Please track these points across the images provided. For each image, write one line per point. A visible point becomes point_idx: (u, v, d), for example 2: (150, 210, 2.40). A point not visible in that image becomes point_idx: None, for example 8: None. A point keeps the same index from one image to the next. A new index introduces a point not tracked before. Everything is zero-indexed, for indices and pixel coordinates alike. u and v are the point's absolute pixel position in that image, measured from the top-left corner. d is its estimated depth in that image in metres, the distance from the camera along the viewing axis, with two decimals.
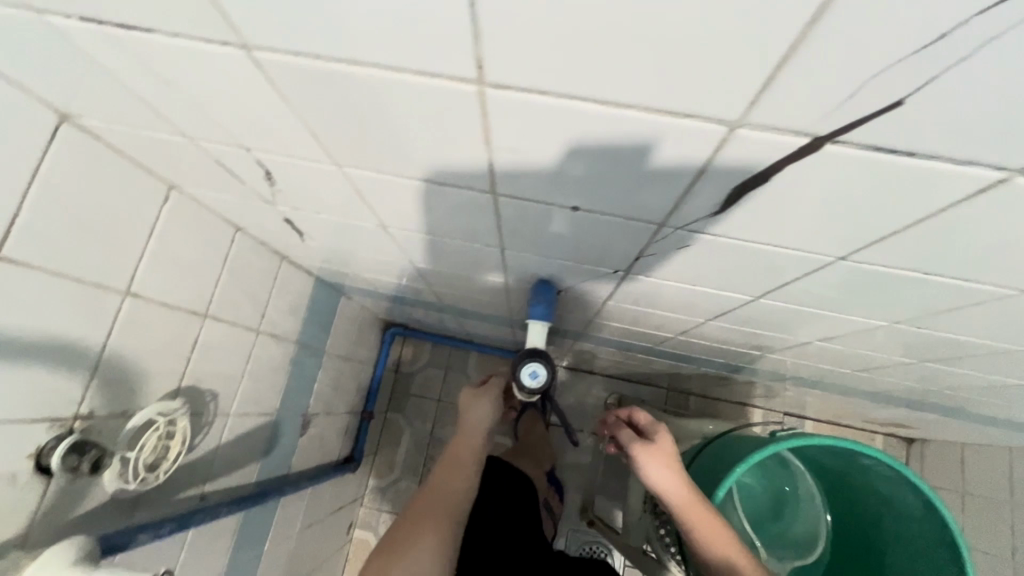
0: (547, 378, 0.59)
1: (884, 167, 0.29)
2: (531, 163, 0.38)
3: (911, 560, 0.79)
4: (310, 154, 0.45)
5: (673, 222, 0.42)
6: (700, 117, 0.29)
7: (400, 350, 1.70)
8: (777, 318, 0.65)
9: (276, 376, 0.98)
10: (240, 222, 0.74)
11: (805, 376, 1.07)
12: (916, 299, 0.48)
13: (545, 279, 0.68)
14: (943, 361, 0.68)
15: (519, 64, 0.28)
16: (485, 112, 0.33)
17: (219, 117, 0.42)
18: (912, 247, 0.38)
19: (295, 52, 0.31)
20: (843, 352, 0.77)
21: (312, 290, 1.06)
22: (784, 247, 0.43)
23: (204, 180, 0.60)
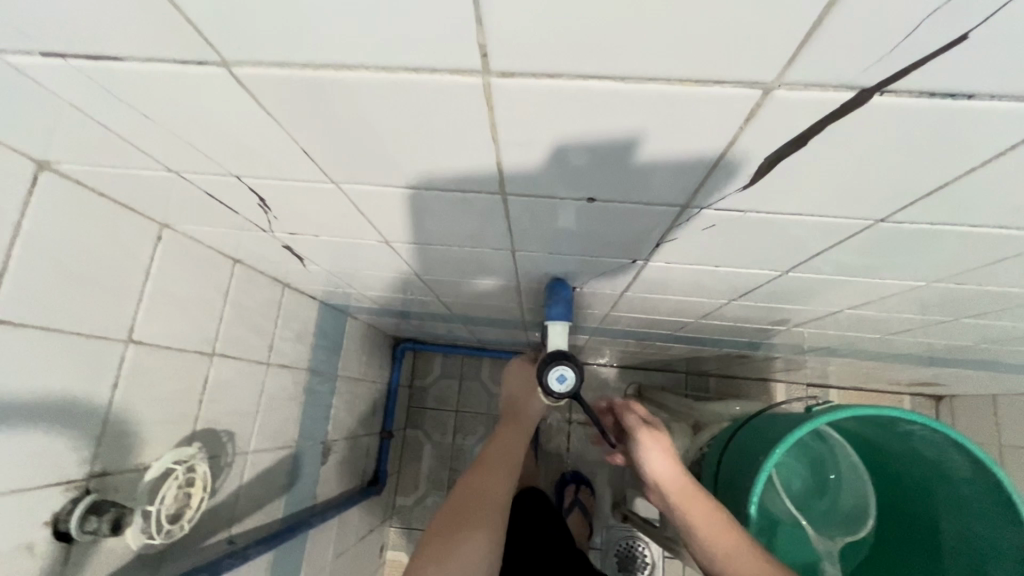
0: (575, 381, 0.56)
1: (938, 116, 0.27)
2: (543, 157, 0.35)
3: (965, 522, 0.77)
4: (304, 175, 0.42)
5: (698, 203, 0.40)
6: (731, 83, 0.26)
7: (412, 365, 1.67)
8: (805, 291, 0.63)
9: (291, 407, 0.96)
10: (238, 254, 0.72)
11: (829, 346, 1.04)
12: (960, 254, 0.45)
13: (559, 278, 0.66)
14: (980, 315, 0.66)
15: (528, 48, 0.25)
16: (491, 106, 0.30)
17: (205, 146, 0.40)
18: (959, 201, 0.36)
19: (280, 64, 0.28)
20: (873, 317, 0.74)
21: (317, 315, 1.03)
22: (818, 216, 0.40)
23: (197, 215, 0.57)
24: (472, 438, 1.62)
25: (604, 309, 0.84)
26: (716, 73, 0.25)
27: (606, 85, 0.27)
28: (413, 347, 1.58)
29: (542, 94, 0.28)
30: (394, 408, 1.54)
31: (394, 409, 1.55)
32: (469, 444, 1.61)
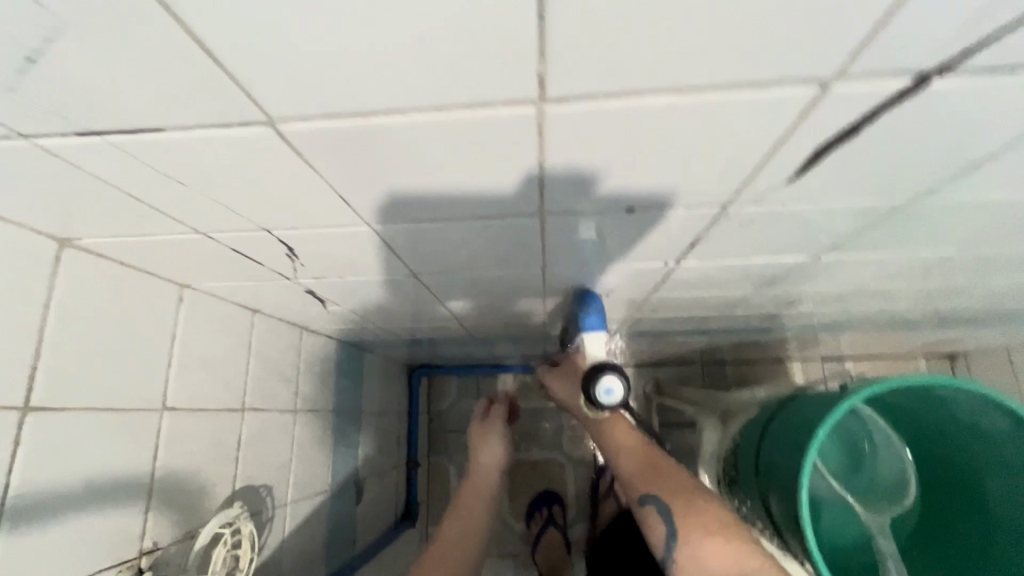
0: (623, 392, 0.56)
1: (997, 89, 0.27)
2: (583, 175, 0.35)
3: (1009, 486, 0.76)
4: (337, 220, 0.42)
5: (739, 200, 0.39)
6: (789, 81, 0.26)
7: (429, 390, 1.66)
8: (833, 272, 0.63)
9: (321, 451, 0.94)
10: (256, 304, 0.71)
11: (850, 320, 1.04)
12: (1001, 218, 0.45)
13: (588, 289, 0.65)
14: (1007, 273, 0.66)
15: (586, 71, 0.25)
16: (540, 133, 0.30)
17: (238, 205, 0.39)
18: (1007, 168, 0.35)
19: (326, 115, 0.28)
20: (898, 288, 0.74)
21: (336, 354, 1.02)
22: (859, 199, 0.40)
23: (219, 272, 0.56)
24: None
25: (628, 312, 0.83)
26: (776, 73, 0.25)
27: (663, 98, 0.27)
28: (428, 372, 1.56)
29: (593, 116, 0.28)
30: (416, 436, 1.52)
31: (416, 437, 1.53)
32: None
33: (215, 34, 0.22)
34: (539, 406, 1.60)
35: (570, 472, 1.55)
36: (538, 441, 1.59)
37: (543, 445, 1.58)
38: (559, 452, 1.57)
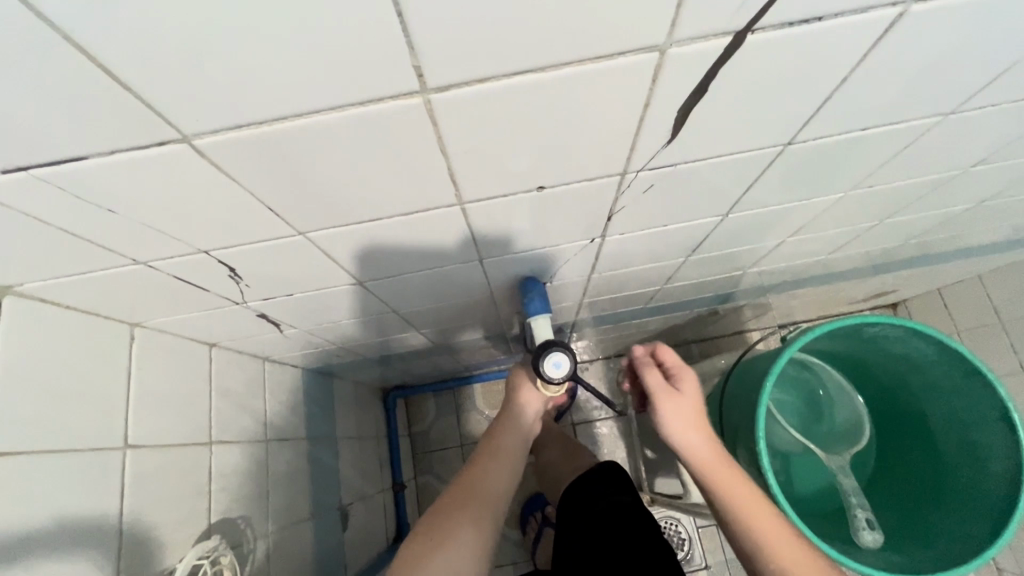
0: (571, 363, 0.60)
1: (804, 40, 0.32)
2: (487, 160, 0.39)
3: (949, 403, 0.88)
4: (271, 232, 0.44)
5: (633, 167, 0.44)
6: (632, 51, 0.31)
7: (406, 412, 1.66)
8: (746, 230, 0.69)
9: (299, 479, 0.94)
10: (211, 337, 0.72)
11: (787, 280, 1.11)
12: (864, 156, 0.51)
13: (531, 276, 0.69)
14: (899, 211, 0.74)
15: (458, 62, 0.29)
16: (435, 122, 0.33)
17: (170, 228, 0.41)
18: (846, 109, 0.41)
19: (237, 126, 0.31)
20: (811, 240, 0.81)
21: (302, 382, 1.02)
22: (735, 153, 0.45)
23: (166, 305, 0.57)
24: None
25: (576, 297, 0.88)
26: (619, 45, 0.30)
27: (532, 78, 0.31)
28: (403, 393, 1.57)
29: (476, 101, 0.32)
30: (399, 458, 1.52)
31: (399, 459, 1.52)
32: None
33: (121, 60, 0.25)
34: None
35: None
36: None
37: None
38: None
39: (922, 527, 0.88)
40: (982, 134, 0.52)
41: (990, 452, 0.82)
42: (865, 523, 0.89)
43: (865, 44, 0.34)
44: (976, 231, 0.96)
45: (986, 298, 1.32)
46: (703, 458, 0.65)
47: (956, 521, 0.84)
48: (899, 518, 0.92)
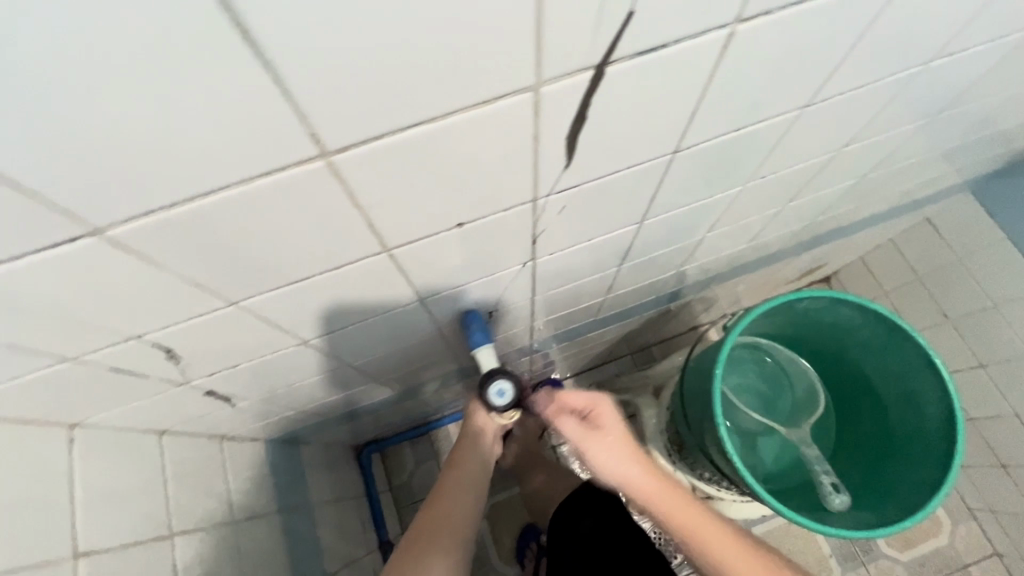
0: (512, 392, 0.74)
1: (650, 64, 0.40)
2: (482, 178, 0.45)
3: (885, 362, 1.02)
4: (303, 272, 0.49)
5: (608, 161, 0.50)
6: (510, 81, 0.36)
7: (384, 464, 1.50)
8: (686, 227, 0.77)
9: (278, 560, 0.81)
10: (163, 423, 0.66)
11: (719, 273, 1.23)
12: (812, 113, 0.58)
13: (469, 310, 0.73)
14: (802, 194, 0.86)
15: (468, 49, 0.32)
16: (454, 114, 0.37)
17: (167, 195, 0.34)
18: (747, 103, 0.50)
19: (287, 126, 0.33)
20: (728, 236, 0.94)
21: (268, 453, 0.91)
22: (702, 136, 0.53)
23: (128, 308, 0.45)
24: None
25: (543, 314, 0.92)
26: (495, 92, 0.37)
27: (491, 87, 0.36)
28: (378, 447, 1.44)
29: (488, 108, 0.38)
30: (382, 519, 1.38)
31: (383, 521, 1.38)
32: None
33: None
34: None
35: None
36: None
37: None
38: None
39: (887, 478, 1.00)
40: (866, 113, 0.64)
41: (926, 398, 0.96)
42: (832, 488, 1.01)
43: (743, 50, 0.43)
44: (867, 205, 1.14)
45: (904, 257, 1.43)
46: (647, 493, 0.67)
47: (914, 468, 0.96)
48: (863, 482, 1.04)
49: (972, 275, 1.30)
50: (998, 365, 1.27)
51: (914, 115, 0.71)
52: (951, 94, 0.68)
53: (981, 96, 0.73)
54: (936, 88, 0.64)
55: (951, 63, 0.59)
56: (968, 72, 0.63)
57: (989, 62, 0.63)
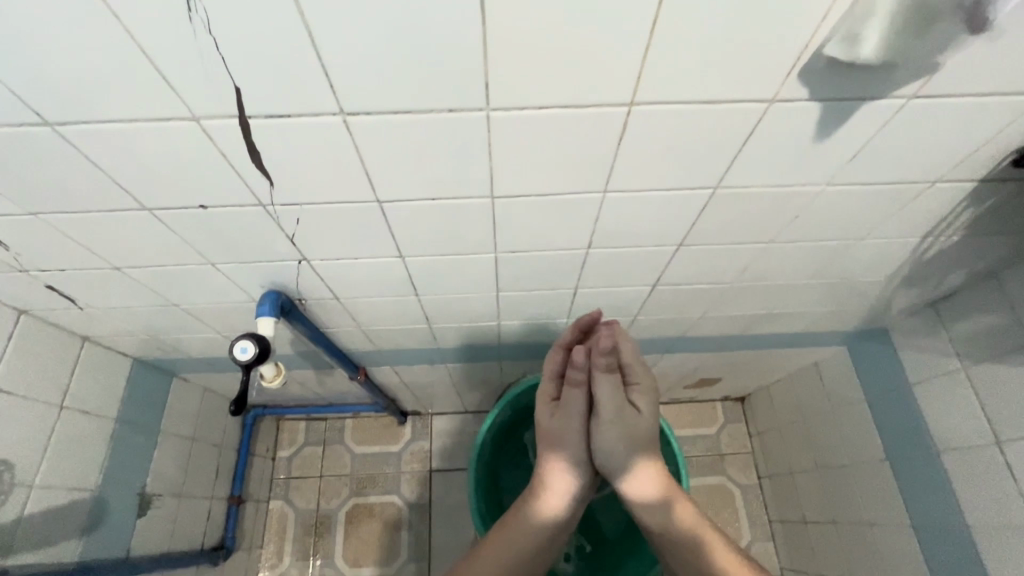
0: (257, 350, 0.64)
1: (402, 124, 0.45)
2: (286, 150, 0.47)
3: None
4: (135, 120, 0.44)
5: (407, 182, 0.52)
6: (303, 109, 0.43)
7: (277, 433, 1.58)
8: (552, 284, 0.76)
9: (92, 454, 0.89)
10: (85, 329, 0.87)
11: (696, 361, 1.19)
12: (818, 164, 0.53)
13: (276, 286, 0.74)
14: (822, 273, 0.77)
15: (219, 100, 0.42)
16: (250, 138, 0.46)
17: (97, 151, 0.47)
18: (590, 142, 0.48)
19: (101, 122, 0.44)
20: (581, 309, 0.87)
21: (135, 371, 1.01)
22: (543, 173, 0.52)
23: (44, 232, 0.59)
24: (338, 501, 1.51)
25: (422, 325, 0.90)
26: (287, 109, 0.43)
27: (273, 108, 0.43)
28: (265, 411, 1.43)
29: (268, 120, 0.44)
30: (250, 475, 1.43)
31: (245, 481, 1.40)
32: (334, 508, 1.50)
33: None
34: (384, 449, 1.57)
35: (406, 514, 1.50)
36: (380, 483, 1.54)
37: (383, 487, 1.53)
38: (397, 493, 1.52)
39: None
40: (770, 211, 0.60)
41: None
42: None
43: (481, 84, 0.41)
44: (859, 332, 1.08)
45: None
46: None
47: None
48: None
49: (836, 425, 1.17)
50: (850, 528, 1.15)
51: (820, 233, 0.66)
52: (879, 210, 0.61)
53: (927, 224, 0.65)
54: (849, 196, 0.58)
55: (856, 154, 0.52)
56: (886, 175, 0.55)
57: (905, 193, 0.58)
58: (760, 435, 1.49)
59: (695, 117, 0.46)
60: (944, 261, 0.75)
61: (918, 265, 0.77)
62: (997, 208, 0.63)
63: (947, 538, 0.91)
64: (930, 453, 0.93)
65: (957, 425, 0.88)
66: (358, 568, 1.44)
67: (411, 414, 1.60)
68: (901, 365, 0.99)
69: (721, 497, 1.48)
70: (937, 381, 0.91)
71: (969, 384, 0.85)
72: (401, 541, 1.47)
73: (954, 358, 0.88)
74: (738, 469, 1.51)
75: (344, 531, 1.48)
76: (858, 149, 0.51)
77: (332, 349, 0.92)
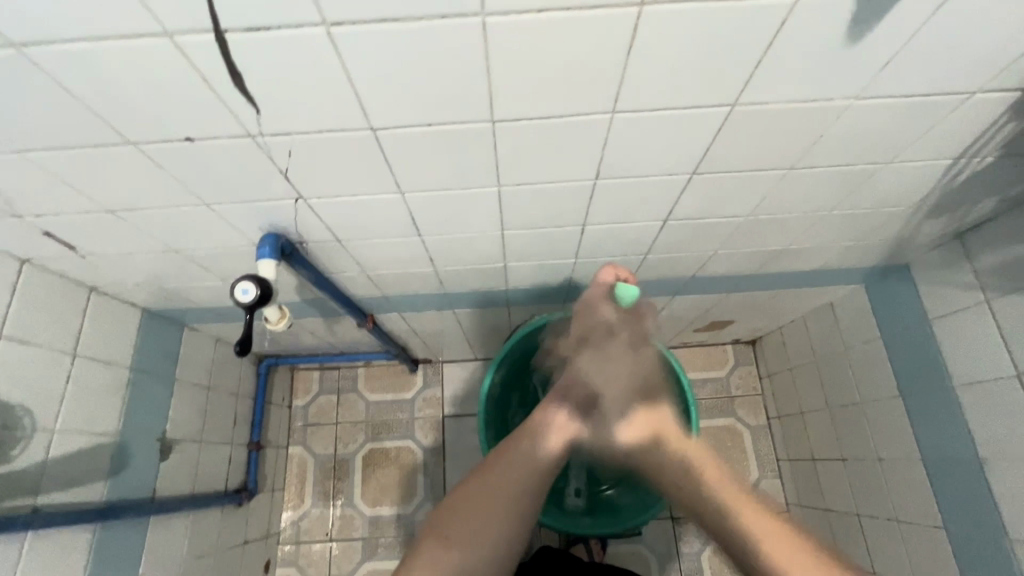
0: (259, 292, 0.63)
1: (390, 35, 0.41)
2: (270, 70, 0.44)
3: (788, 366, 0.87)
4: (103, 39, 0.41)
5: (401, 104, 0.48)
6: (282, 20, 0.39)
7: (292, 383, 1.61)
8: (558, 222, 0.74)
9: (110, 401, 0.91)
10: (90, 279, 0.86)
11: (707, 302, 1.17)
12: (849, 71, 0.48)
13: (274, 228, 0.72)
14: (839, 204, 0.74)
15: (191, 14, 0.39)
16: (229, 59, 0.43)
17: (68, 76, 0.44)
18: (596, 53, 0.44)
19: (65, 40, 0.41)
20: (589, 248, 0.84)
21: (146, 320, 1.02)
22: (547, 92, 0.48)
23: (25, 171, 0.57)
24: (355, 446, 1.55)
25: (426, 269, 0.89)
26: (266, 22, 0.40)
27: (249, 21, 0.39)
28: (278, 360, 1.45)
29: (247, 34, 0.40)
30: (268, 423, 1.47)
31: (264, 428, 1.44)
32: (352, 453, 1.55)
33: None
34: (397, 396, 1.60)
35: (422, 457, 1.54)
36: (394, 428, 1.57)
37: (398, 432, 1.57)
38: (412, 438, 1.56)
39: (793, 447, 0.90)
40: (792, 132, 0.56)
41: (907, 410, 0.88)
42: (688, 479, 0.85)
43: None
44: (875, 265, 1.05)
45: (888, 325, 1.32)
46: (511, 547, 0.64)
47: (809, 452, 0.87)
48: None
49: (849, 365, 1.16)
50: (860, 463, 1.16)
51: (844, 158, 0.62)
52: (911, 128, 0.57)
53: (961, 144, 0.61)
54: (879, 112, 0.54)
55: (888, 62, 0.47)
56: (922, 86, 0.50)
57: (940, 107, 0.54)
58: (771, 378, 1.49)
59: (710, 20, 0.42)
60: (973, 186, 0.71)
61: (945, 192, 0.73)
62: None
63: (956, 469, 0.91)
64: (944, 388, 0.92)
65: (973, 359, 0.86)
66: (377, 507, 1.50)
67: (422, 362, 1.62)
68: (920, 302, 0.96)
69: (729, 438, 1.50)
70: (957, 316, 0.88)
71: (992, 318, 0.83)
72: (417, 483, 1.52)
73: (977, 291, 0.85)
74: (748, 411, 1.52)
75: (362, 474, 1.53)
76: (891, 55, 0.47)
77: (339, 296, 0.92)
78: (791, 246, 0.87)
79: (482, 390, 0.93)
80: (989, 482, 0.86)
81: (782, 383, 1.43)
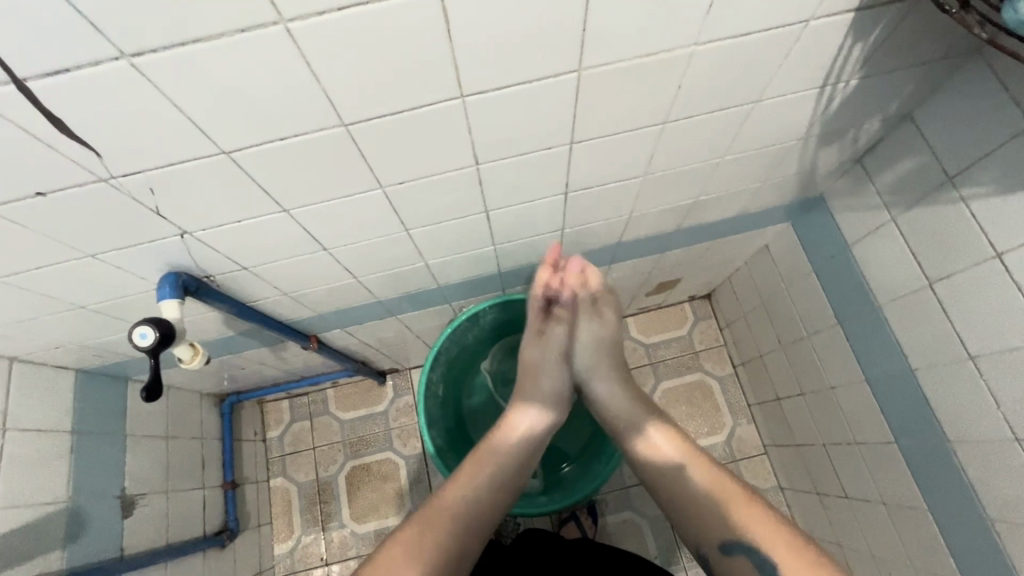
0: (158, 334, 0.62)
1: (197, 58, 0.41)
2: (91, 110, 0.43)
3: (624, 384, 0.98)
4: None
5: (240, 125, 0.48)
6: (76, 58, 0.39)
7: (262, 416, 1.60)
8: (460, 212, 0.74)
9: (53, 468, 0.89)
10: (8, 350, 0.85)
11: (646, 266, 1.19)
12: (682, 14, 0.48)
13: (171, 268, 0.71)
14: (731, 149, 0.75)
15: None
16: (41, 106, 0.42)
17: None
18: (417, 36, 0.44)
19: None
20: (503, 232, 0.84)
21: (82, 381, 1.00)
22: (385, 85, 0.48)
23: None
24: (335, 468, 1.54)
25: (349, 281, 0.88)
26: (62, 61, 0.39)
27: (44, 63, 0.38)
28: (239, 397, 1.44)
29: (48, 77, 0.39)
30: (241, 460, 1.45)
31: (238, 467, 1.43)
32: (333, 475, 1.54)
33: None
34: (370, 411, 1.59)
35: (403, 466, 1.54)
36: (372, 443, 1.57)
37: (376, 445, 1.56)
38: (390, 448, 1.56)
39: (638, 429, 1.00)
40: (648, 89, 0.57)
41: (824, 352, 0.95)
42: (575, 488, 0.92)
43: None
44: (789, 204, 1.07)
45: (761, 300, 1.31)
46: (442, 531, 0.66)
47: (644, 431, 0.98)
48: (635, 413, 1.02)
49: (791, 303, 1.18)
50: (816, 395, 1.19)
51: (715, 102, 0.63)
52: (764, 64, 0.58)
53: (821, 70, 0.62)
54: (725, 52, 0.55)
55: (713, 3, 0.48)
56: (756, 22, 0.52)
57: (781, 40, 0.55)
58: (729, 327, 1.52)
59: None
60: (852, 109, 0.73)
61: (826, 120, 0.74)
62: (885, 39, 0.60)
63: (895, 384, 0.94)
64: (872, 309, 0.95)
65: (891, 276, 0.89)
66: (367, 524, 1.50)
67: (389, 373, 1.62)
68: (839, 231, 0.98)
69: (700, 393, 1.52)
70: (871, 238, 0.91)
71: (899, 235, 0.85)
72: (403, 492, 1.52)
73: (882, 211, 0.87)
74: (714, 363, 1.55)
75: (348, 493, 1.53)
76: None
77: (268, 323, 0.91)
78: (701, 197, 0.88)
79: (420, 387, 0.93)
80: (923, 391, 0.88)
81: (738, 331, 1.46)
